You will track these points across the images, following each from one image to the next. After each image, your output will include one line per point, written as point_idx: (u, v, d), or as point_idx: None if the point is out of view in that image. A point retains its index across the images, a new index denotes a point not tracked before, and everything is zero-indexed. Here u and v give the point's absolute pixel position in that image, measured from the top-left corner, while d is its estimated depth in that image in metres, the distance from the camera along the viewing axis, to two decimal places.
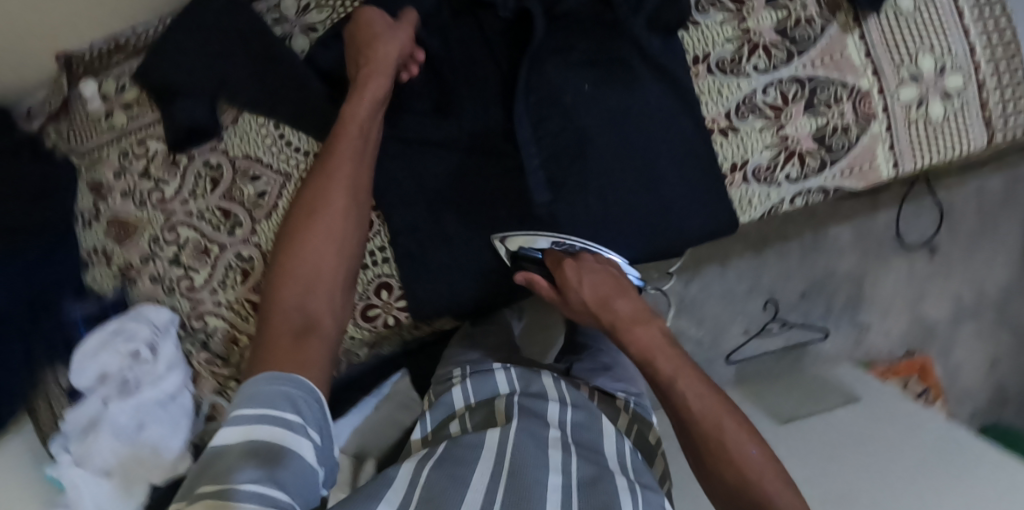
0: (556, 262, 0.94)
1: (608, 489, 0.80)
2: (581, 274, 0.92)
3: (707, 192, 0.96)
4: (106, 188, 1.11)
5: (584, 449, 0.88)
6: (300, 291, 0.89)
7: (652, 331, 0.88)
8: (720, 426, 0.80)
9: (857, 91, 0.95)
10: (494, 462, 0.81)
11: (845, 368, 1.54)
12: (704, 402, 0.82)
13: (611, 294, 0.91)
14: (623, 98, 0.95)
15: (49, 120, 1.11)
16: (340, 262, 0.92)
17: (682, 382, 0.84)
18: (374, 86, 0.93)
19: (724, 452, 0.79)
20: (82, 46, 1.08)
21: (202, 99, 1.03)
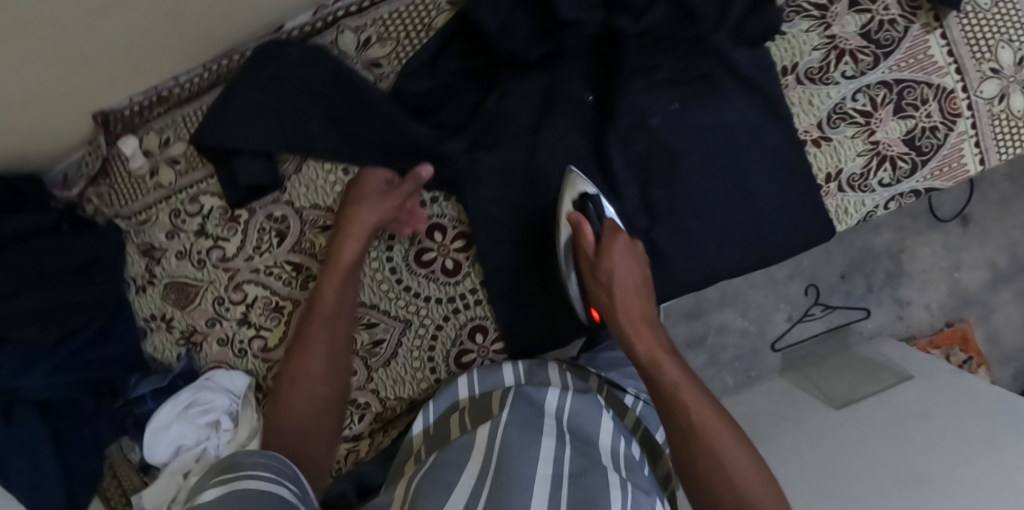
0: (612, 228, 0.89)
1: (595, 483, 0.74)
2: (622, 255, 0.87)
3: (804, 200, 0.94)
4: (159, 250, 1.04)
5: (578, 442, 0.83)
6: (293, 436, 0.85)
7: (659, 334, 0.84)
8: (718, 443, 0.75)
9: (943, 91, 0.94)
10: (481, 461, 0.78)
11: (889, 343, 1.53)
12: (694, 395, 0.78)
13: (630, 293, 0.86)
14: (713, 113, 0.93)
15: (88, 184, 1.05)
16: (323, 417, 0.87)
17: (686, 391, 0.79)
18: (364, 219, 0.90)
19: (715, 457, 0.74)
20: (119, 103, 0.99)
21: (261, 156, 0.96)
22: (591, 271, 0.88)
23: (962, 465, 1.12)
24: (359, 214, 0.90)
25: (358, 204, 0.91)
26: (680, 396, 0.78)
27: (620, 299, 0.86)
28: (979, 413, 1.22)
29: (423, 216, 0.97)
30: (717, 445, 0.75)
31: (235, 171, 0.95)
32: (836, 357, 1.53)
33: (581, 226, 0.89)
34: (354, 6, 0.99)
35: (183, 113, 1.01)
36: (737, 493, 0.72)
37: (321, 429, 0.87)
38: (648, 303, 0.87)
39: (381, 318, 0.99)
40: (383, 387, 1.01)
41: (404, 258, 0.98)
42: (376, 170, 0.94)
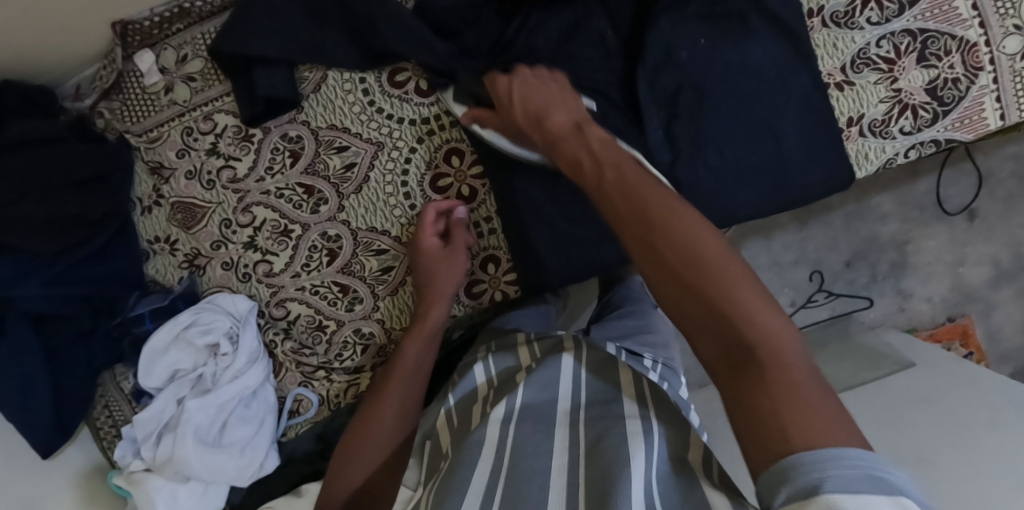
0: (498, 80, 0.88)
1: (612, 451, 0.73)
2: (516, 88, 0.86)
3: (825, 145, 0.95)
4: (168, 169, 1.02)
5: (594, 410, 0.81)
6: (358, 467, 0.90)
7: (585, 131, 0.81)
8: (733, 296, 0.63)
9: (966, 43, 0.94)
10: (494, 459, 0.75)
11: (892, 332, 1.53)
12: (694, 229, 0.67)
13: (554, 99, 0.85)
14: (740, 52, 0.94)
15: (101, 98, 1.02)
16: (393, 435, 0.91)
17: (629, 170, 0.74)
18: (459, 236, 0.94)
19: (693, 263, 0.65)
20: (140, 14, 0.98)
21: (284, 67, 0.96)
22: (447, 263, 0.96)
23: (959, 446, 1.11)
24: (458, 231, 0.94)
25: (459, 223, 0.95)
26: (667, 233, 0.68)
27: (547, 112, 0.83)
28: (977, 390, 1.23)
29: (441, 141, 0.96)
30: (734, 299, 0.63)
31: (255, 80, 0.96)
32: (837, 345, 1.52)
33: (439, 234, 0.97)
34: None
35: (203, 30, 1.00)
36: (722, 297, 0.63)
37: (394, 442, 0.91)
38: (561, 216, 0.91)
39: (392, 245, 0.98)
40: (388, 316, 1.00)
41: (420, 183, 0.96)
42: (429, 214, 0.94)
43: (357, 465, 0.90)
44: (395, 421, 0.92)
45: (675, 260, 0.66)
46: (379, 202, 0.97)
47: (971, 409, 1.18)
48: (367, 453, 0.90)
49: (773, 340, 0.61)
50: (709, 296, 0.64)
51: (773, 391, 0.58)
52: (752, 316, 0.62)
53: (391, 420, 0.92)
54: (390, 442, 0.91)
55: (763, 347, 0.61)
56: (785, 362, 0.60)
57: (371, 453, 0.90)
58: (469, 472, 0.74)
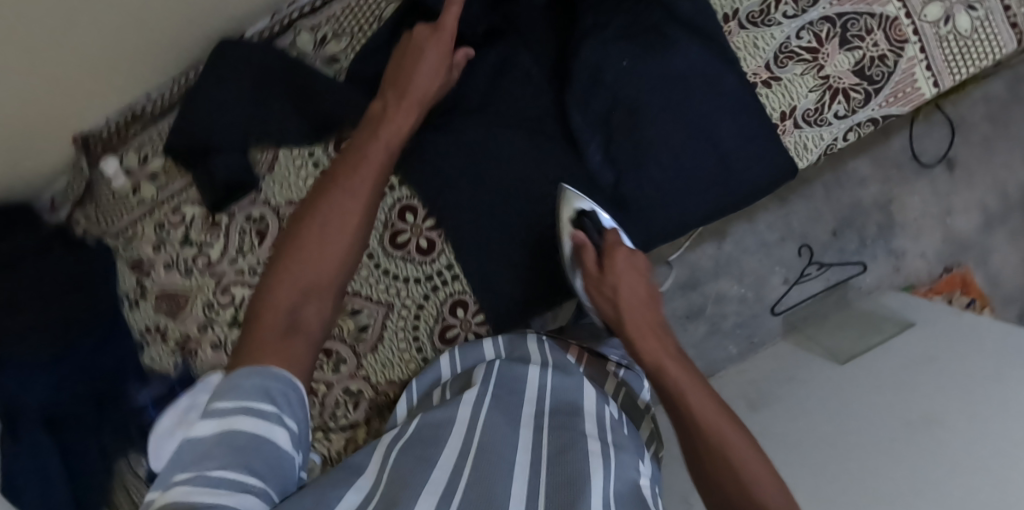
0: (615, 243, 0.94)
1: (578, 457, 0.75)
2: (626, 268, 0.92)
3: (763, 140, 0.96)
4: (147, 263, 1.08)
5: (560, 416, 0.84)
6: (298, 296, 0.80)
7: (667, 343, 0.87)
8: (718, 424, 0.77)
9: (886, 19, 0.95)
10: (463, 437, 0.78)
11: (891, 294, 1.51)
12: (708, 405, 0.79)
13: (636, 293, 0.92)
14: (664, 65, 0.96)
15: (75, 207, 1.09)
16: (335, 275, 0.82)
17: (671, 368, 0.84)
18: (406, 110, 0.90)
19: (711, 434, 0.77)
20: (97, 125, 1.04)
21: (235, 152, 1.01)
22: (596, 284, 0.94)
23: (964, 399, 1.08)
24: (418, 67, 0.91)
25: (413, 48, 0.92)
26: (666, 373, 0.83)
27: (629, 309, 0.91)
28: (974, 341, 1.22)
29: (392, 200, 1.00)
30: (717, 428, 0.77)
31: (213, 169, 1.00)
32: (839, 315, 1.52)
33: (583, 248, 0.95)
34: (307, 6, 1.03)
35: (158, 129, 1.06)
36: (721, 456, 0.75)
37: (331, 287, 0.82)
38: (656, 306, 0.92)
39: (365, 303, 1.02)
40: (374, 373, 1.04)
41: (380, 242, 1.00)
42: (430, 57, 0.92)
43: (290, 288, 0.80)
44: (334, 262, 0.82)
45: (700, 430, 0.77)
46: None
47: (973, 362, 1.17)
48: (295, 277, 0.81)
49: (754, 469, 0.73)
50: (701, 435, 0.77)
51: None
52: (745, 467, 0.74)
53: (332, 269, 0.83)
54: (328, 278, 0.82)
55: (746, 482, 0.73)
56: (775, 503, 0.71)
57: (296, 280, 0.81)
58: (436, 452, 0.76)
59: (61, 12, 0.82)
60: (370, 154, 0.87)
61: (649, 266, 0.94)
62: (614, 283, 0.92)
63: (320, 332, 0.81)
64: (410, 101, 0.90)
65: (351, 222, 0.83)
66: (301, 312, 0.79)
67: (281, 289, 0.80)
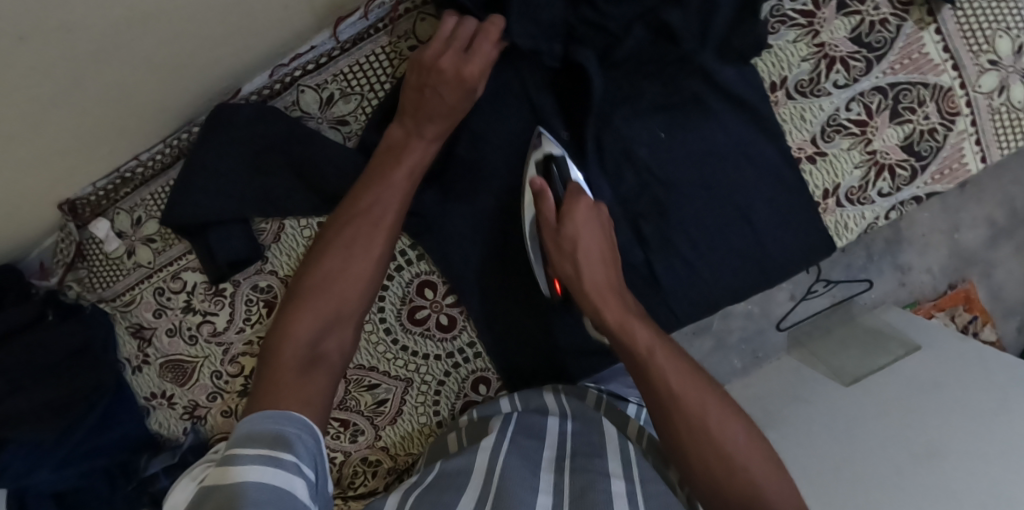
0: (575, 191, 0.84)
1: (598, 500, 0.71)
2: (585, 221, 0.83)
3: (802, 218, 0.90)
4: (149, 330, 1.02)
5: (581, 458, 0.80)
6: (315, 329, 0.79)
7: (628, 304, 0.82)
8: (705, 407, 0.75)
9: (939, 89, 0.89)
10: (481, 485, 0.76)
11: (891, 310, 1.33)
12: (707, 406, 0.75)
13: (596, 261, 0.82)
14: (703, 138, 0.88)
15: (67, 271, 1.01)
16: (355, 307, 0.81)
17: (661, 356, 0.78)
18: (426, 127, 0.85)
19: (712, 439, 0.74)
20: (84, 190, 0.95)
21: (236, 225, 0.94)
22: (554, 243, 0.83)
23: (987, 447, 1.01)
24: (438, 84, 0.83)
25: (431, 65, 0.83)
26: (654, 363, 0.78)
27: (586, 266, 0.82)
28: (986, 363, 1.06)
29: (411, 275, 0.95)
30: (707, 411, 0.75)
31: (210, 244, 0.93)
32: (839, 330, 1.34)
33: (543, 196, 0.84)
34: (311, 62, 0.93)
35: (151, 191, 0.98)
36: (722, 465, 0.73)
37: (354, 319, 0.81)
38: (614, 267, 0.84)
39: (382, 379, 0.98)
40: (391, 443, 1.00)
41: (397, 318, 0.96)
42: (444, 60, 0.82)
43: (311, 317, 0.79)
44: (353, 292, 0.81)
45: (714, 458, 0.73)
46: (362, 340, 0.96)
47: (968, 378, 1.04)
48: (320, 305, 0.79)
49: (754, 469, 0.73)
50: (691, 427, 0.75)
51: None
52: (760, 483, 0.72)
53: (350, 299, 0.81)
54: (350, 309, 0.81)
55: (747, 478, 0.72)
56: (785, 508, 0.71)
57: (322, 308, 0.80)
58: (454, 497, 0.74)
59: (31, 94, 0.73)
60: (387, 178, 0.84)
61: (610, 221, 0.85)
62: (571, 237, 0.82)
63: (341, 365, 0.80)
64: (433, 112, 0.84)
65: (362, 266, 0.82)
66: (323, 343, 0.78)
67: (298, 318, 0.79)
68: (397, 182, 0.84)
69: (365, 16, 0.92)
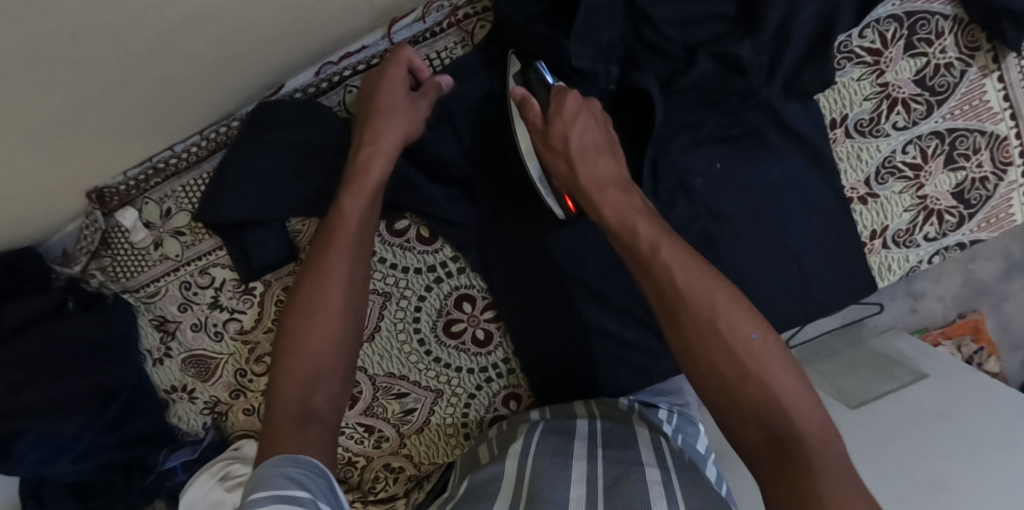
0: (560, 92, 0.80)
1: (633, 490, 0.69)
2: (577, 112, 0.78)
3: (846, 258, 0.91)
4: (173, 323, 1.00)
5: (613, 450, 0.79)
6: (303, 388, 0.75)
7: (629, 198, 0.74)
8: (712, 301, 0.66)
9: (996, 138, 0.89)
10: (512, 490, 0.73)
11: (902, 336, 1.33)
12: (720, 308, 0.66)
13: (591, 151, 0.77)
14: (757, 172, 0.88)
15: (92, 259, 0.98)
16: (341, 358, 0.77)
17: (665, 249, 0.69)
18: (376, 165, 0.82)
19: (733, 350, 0.64)
20: (113, 179, 0.92)
21: (272, 226, 0.92)
22: (544, 142, 0.78)
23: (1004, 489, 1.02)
24: (390, 128, 0.82)
25: (389, 109, 0.82)
26: (659, 257, 0.69)
27: (580, 160, 0.76)
28: (988, 394, 1.07)
29: (450, 288, 0.93)
30: (715, 308, 0.66)
31: (245, 246, 0.92)
32: (848, 352, 1.35)
33: (526, 101, 0.79)
34: (362, 62, 0.91)
35: (184, 183, 0.94)
36: (737, 381, 0.64)
37: (338, 370, 0.77)
38: (615, 164, 0.77)
39: (412, 388, 0.97)
40: (416, 452, 1.00)
41: (432, 328, 0.95)
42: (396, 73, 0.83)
43: (294, 380, 0.75)
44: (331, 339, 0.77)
45: (732, 375, 0.64)
46: (395, 349, 0.95)
47: (973, 410, 1.06)
48: (301, 366, 0.75)
49: (772, 372, 0.63)
50: (696, 328, 0.66)
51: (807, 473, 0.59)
52: (782, 396, 0.63)
53: (331, 351, 0.77)
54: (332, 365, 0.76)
55: (760, 380, 0.63)
56: (800, 412, 0.62)
57: (301, 369, 0.75)
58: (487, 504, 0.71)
59: (82, 84, 0.70)
60: (341, 224, 0.81)
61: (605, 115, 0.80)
62: (561, 135, 0.77)
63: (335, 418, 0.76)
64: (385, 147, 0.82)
65: (337, 311, 0.78)
66: (313, 401, 0.74)
67: (283, 388, 0.75)
68: (352, 226, 0.81)
69: (422, 17, 0.89)
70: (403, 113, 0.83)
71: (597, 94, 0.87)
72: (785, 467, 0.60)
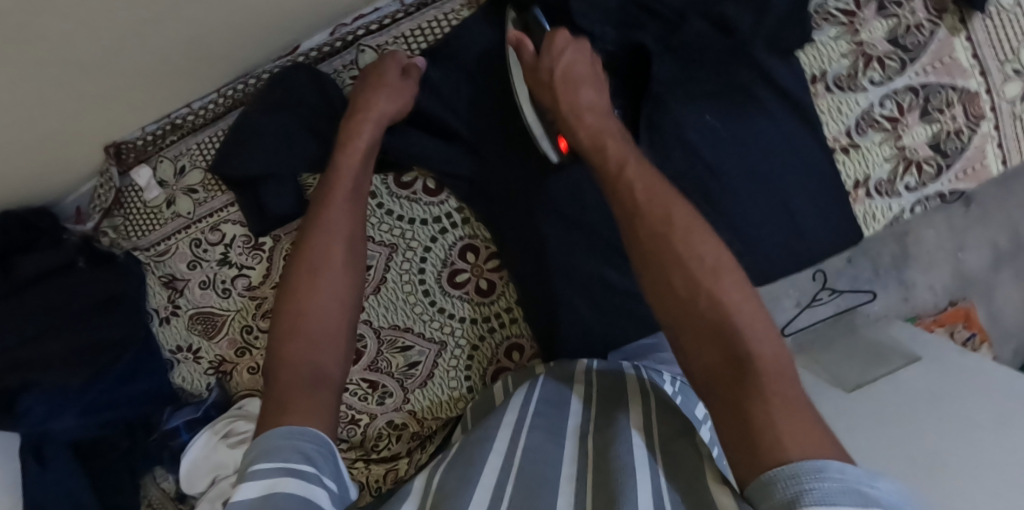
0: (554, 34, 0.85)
1: (625, 457, 0.65)
2: (567, 45, 0.84)
3: (836, 209, 0.96)
4: (182, 281, 1.02)
5: (605, 419, 0.75)
6: (310, 345, 0.76)
7: (626, 146, 0.78)
8: (682, 228, 0.70)
9: (966, 93, 0.95)
10: (504, 456, 0.69)
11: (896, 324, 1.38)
12: (688, 230, 0.70)
13: (580, 72, 0.83)
14: (748, 126, 0.93)
15: (104, 217, 1.00)
16: (343, 317, 0.80)
17: (641, 183, 0.74)
18: (365, 133, 0.87)
19: (702, 279, 0.67)
20: (130, 134, 0.95)
21: (288, 181, 0.94)
22: (537, 65, 0.84)
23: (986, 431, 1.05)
24: (378, 102, 0.88)
25: (382, 85, 0.89)
26: (635, 189, 0.74)
27: (577, 88, 0.82)
28: (983, 374, 1.07)
29: (454, 238, 0.97)
30: (683, 232, 0.70)
31: (260, 197, 0.94)
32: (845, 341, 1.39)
33: (522, 43, 0.85)
34: (375, 23, 0.95)
35: (198, 140, 0.98)
36: (703, 295, 0.66)
37: (341, 328, 0.79)
38: (595, 94, 0.83)
39: (416, 340, 0.99)
40: (420, 407, 1.01)
41: (437, 279, 0.97)
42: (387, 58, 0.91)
43: (302, 336, 0.76)
44: (332, 299, 0.80)
45: (697, 297, 0.66)
46: (400, 301, 0.98)
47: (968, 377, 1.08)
48: (308, 324, 0.77)
49: (734, 297, 0.65)
50: (668, 250, 0.69)
51: (764, 412, 0.59)
52: (740, 321, 0.64)
53: (335, 309, 0.80)
54: (336, 321, 0.79)
55: (726, 315, 0.64)
56: (759, 343, 0.63)
57: (308, 327, 0.77)
58: (479, 469, 0.67)
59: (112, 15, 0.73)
60: (336, 189, 0.86)
61: (596, 57, 0.86)
62: (558, 70, 0.83)
63: (341, 378, 0.76)
64: (373, 121, 0.87)
65: (338, 271, 0.81)
66: (321, 357, 0.75)
67: (289, 345, 0.76)
68: (345, 190, 0.86)
69: None
70: (394, 87, 0.89)
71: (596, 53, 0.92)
72: (738, 389, 0.61)
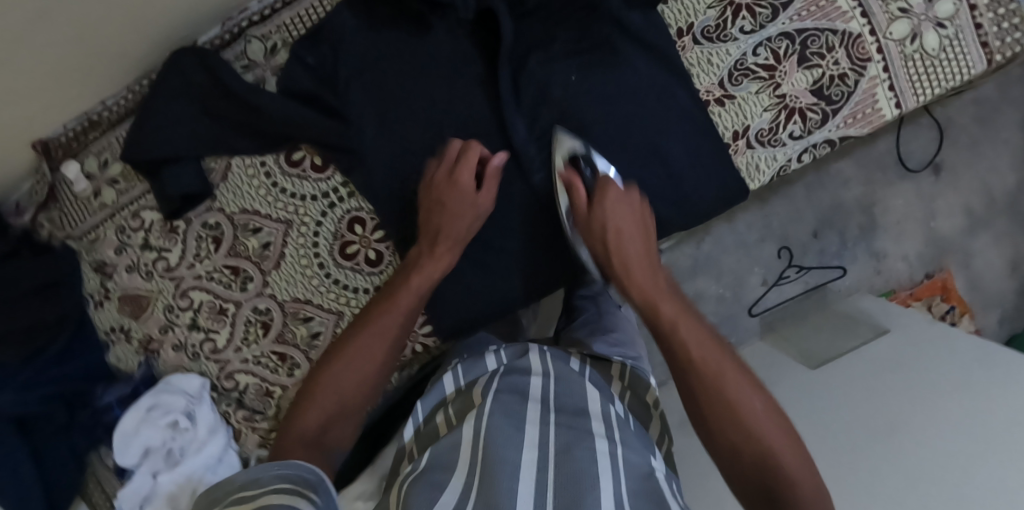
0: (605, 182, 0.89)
1: (583, 459, 0.66)
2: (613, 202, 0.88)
3: (716, 160, 0.94)
4: (110, 266, 1.10)
5: (566, 414, 0.74)
6: (325, 413, 0.84)
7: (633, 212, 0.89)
8: (721, 382, 0.75)
9: (848, 35, 0.91)
10: (467, 460, 0.69)
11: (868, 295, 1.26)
12: (735, 390, 0.75)
13: (627, 244, 0.87)
14: (613, 81, 0.93)
15: (40, 210, 1.12)
16: (362, 391, 0.86)
17: (682, 328, 0.80)
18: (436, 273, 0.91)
19: (749, 444, 0.72)
20: (55, 131, 1.06)
21: (190, 163, 1.02)
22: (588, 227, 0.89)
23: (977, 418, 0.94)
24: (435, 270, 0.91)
25: (461, 209, 0.91)
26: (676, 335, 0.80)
27: (627, 259, 0.87)
28: (951, 346, 0.98)
29: (342, 212, 1.02)
30: (722, 384, 0.75)
31: (164, 178, 1.02)
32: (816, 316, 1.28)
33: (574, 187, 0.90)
34: (256, 15, 1.05)
35: (117, 134, 1.08)
36: (739, 438, 0.73)
37: (361, 404, 0.85)
38: (643, 245, 0.88)
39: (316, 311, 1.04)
40: None
41: (330, 251, 1.02)
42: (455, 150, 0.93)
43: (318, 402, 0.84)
44: (358, 371, 0.86)
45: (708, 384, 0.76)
46: (298, 273, 1.03)
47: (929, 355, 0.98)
48: (326, 396, 0.84)
49: (773, 445, 0.72)
50: (719, 418, 0.74)
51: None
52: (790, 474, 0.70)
53: (355, 387, 0.86)
54: (354, 398, 0.85)
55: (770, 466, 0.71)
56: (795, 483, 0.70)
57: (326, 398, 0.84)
58: (442, 478, 0.68)
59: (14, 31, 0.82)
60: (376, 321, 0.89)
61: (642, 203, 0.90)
62: (607, 224, 0.88)
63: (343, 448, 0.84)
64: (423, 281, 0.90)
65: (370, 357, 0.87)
66: (326, 433, 0.83)
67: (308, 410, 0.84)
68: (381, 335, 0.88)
69: None
70: (462, 218, 0.91)
71: (457, 23, 0.95)
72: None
